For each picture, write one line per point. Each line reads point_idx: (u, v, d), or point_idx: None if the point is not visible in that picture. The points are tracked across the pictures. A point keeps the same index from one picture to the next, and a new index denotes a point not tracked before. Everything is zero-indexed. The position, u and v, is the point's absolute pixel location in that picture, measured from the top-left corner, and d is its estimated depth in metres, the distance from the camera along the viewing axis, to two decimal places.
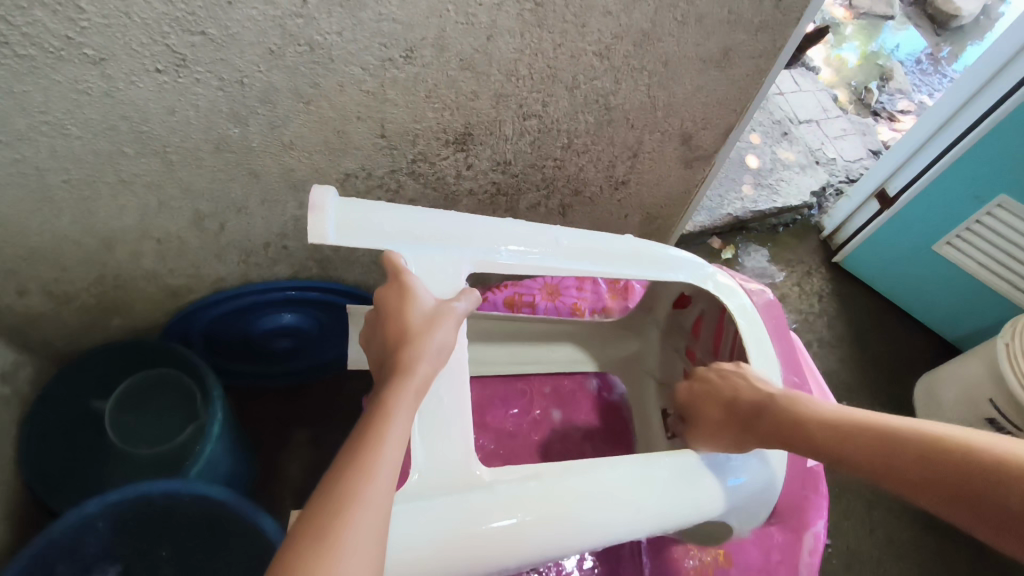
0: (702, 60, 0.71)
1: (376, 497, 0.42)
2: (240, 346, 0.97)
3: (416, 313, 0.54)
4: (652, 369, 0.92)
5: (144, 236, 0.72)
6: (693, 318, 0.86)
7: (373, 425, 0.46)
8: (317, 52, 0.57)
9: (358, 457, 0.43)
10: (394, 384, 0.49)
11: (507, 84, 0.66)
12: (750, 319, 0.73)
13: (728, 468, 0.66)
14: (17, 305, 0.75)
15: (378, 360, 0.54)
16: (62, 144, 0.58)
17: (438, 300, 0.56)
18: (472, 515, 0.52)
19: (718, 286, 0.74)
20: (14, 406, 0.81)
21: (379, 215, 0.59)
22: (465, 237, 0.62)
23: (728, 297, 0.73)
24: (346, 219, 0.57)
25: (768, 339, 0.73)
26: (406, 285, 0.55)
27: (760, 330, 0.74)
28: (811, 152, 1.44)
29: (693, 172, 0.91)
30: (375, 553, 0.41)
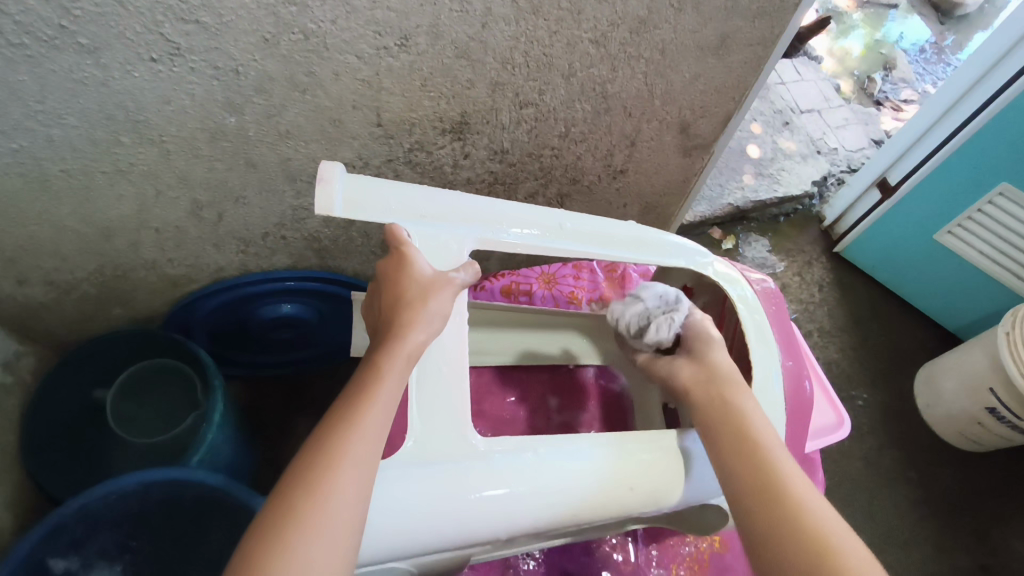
0: (699, 47, 0.70)
1: (353, 467, 0.44)
2: (241, 334, 0.97)
3: (413, 284, 0.54)
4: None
5: (142, 226, 0.73)
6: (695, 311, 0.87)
7: (358, 398, 0.48)
8: (311, 40, 0.57)
9: (340, 428, 0.46)
10: (385, 355, 0.50)
11: (503, 72, 0.66)
12: (749, 309, 0.71)
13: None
14: (17, 295, 0.75)
15: (375, 324, 0.55)
16: (59, 133, 0.58)
17: (437, 270, 0.56)
18: (466, 485, 0.52)
19: (719, 274, 0.73)
20: (16, 395, 0.82)
21: (381, 193, 0.58)
22: (465, 217, 0.62)
23: (728, 286, 0.72)
24: (350, 197, 0.56)
25: (768, 323, 0.71)
26: (408, 256, 0.55)
27: (762, 318, 0.71)
28: (813, 141, 1.43)
29: (692, 160, 0.91)
30: (358, 507, 0.44)
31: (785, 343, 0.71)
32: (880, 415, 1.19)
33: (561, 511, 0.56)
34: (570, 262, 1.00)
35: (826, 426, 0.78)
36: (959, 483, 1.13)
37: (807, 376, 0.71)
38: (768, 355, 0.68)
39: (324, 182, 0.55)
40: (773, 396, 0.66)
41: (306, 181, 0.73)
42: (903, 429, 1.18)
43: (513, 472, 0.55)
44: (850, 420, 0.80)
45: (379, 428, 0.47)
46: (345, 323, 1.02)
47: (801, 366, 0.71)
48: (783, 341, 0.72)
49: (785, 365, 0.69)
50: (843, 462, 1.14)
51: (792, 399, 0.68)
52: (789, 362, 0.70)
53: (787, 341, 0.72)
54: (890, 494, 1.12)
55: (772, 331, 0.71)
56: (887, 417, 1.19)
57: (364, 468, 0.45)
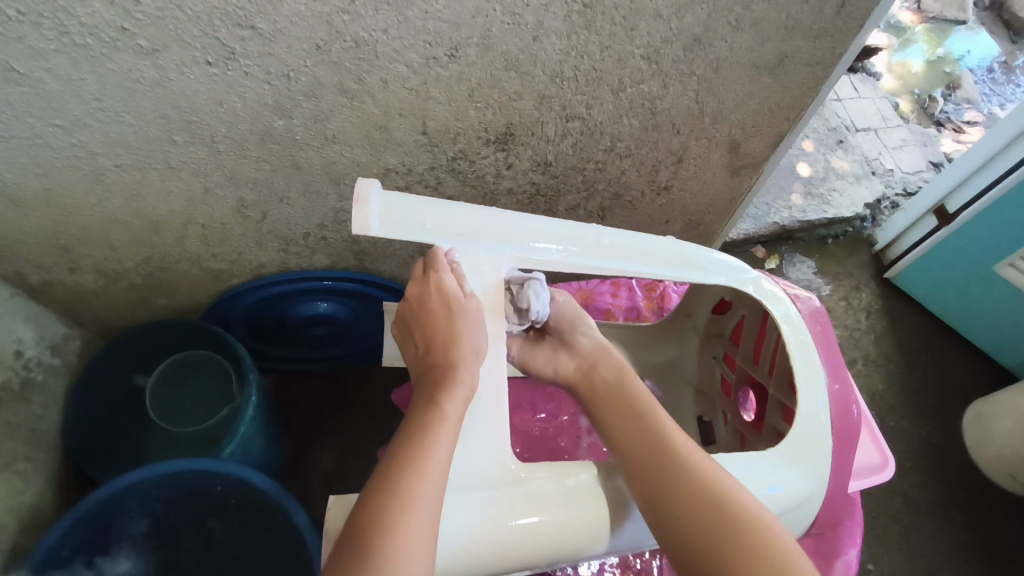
0: (755, 67, 0.68)
1: (424, 511, 0.45)
2: (278, 329, 0.99)
3: (454, 316, 0.56)
4: (690, 380, 0.85)
5: (189, 221, 0.75)
6: (730, 325, 0.79)
7: (420, 440, 0.48)
8: (362, 48, 0.57)
9: (403, 470, 0.46)
10: (441, 394, 0.51)
11: (551, 86, 0.65)
12: (794, 328, 0.68)
13: (760, 476, 0.58)
14: (70, 280, 0.79)
15: (419, 363, 0.57)
16: (116, 130, 0.60)
17: (474, 301, 0.57)
18: (502, 509, 0.52)
19: (760, 290, 0.70)
20: (63, 376, 0.85)
21: (419, 213, 0.58)
22: (505, 233, 0.62)
23: (769, 303, 0.69)
24: (387, 217, 0.56)
25: (813, 344, 0.67)
26: (444, 287, 0.57)
27: (807, 341, 0.68)
28: (867, 161, 1.38)
29: (740, 180, 0.88)
30: (427, 553, 0.44)
31: (831, 366, 0.67)
32: (925, 451, 1.14)
33: (595, 540, 0.54)
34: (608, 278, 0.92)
35: (870, 466, 0.73)
36: (1005, 528, 1.08)
37: (855, 401, 0.67)
38: (816, 379, 0.65)
39: (360, 201, 0.55)
40: (817, 421, 0.63)
41: (349, 185, 0.74)
42: (949, 469, 1.12)
43: (549, 498, 0.54)
44: (894, 459, 0.75)
45: (442, 468, 0.48)
46: (379, 323, 1.03)
47: (849, 390, 0.66)
48: (829, 364, 0.67)
49: (832, 390, 0.65)
50: (882, 498, 1.10)
51: (838, 425, 0.64)
52: (834, 384, 0.66)
53: (834, 364, 0.67)
54: (930, 534, 1.07)
55: (818, 353, 0.67)
56: (934, 454, 1.14)
57: (429, 512, 0.45)
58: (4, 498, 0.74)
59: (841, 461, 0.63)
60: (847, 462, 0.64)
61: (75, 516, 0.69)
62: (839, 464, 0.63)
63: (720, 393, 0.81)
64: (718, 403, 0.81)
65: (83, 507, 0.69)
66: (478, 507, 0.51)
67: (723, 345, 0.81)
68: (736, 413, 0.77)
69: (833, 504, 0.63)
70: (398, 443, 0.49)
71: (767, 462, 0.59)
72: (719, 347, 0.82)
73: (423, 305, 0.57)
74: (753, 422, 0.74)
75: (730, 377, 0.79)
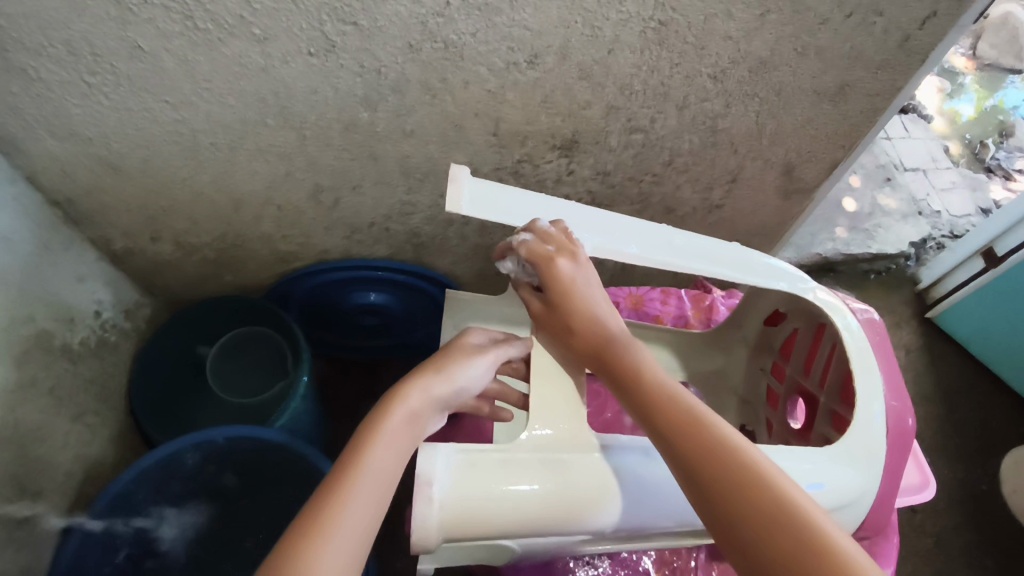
0: (816, 93, 0.71)
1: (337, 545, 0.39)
2: (330, 315, 1.03)
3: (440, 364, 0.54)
4: (736, 388, 0.78)
5: (266, 202, 0.80)
6: (781, 337, 0.74)
7: (353, 466, 0.44)
8: (450, 50, 0.61)
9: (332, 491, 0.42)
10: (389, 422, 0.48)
11: (620, 98, 0.69)
12: (856, 338, 0.62)
13: (811, 469, 0.54)
14: (151, 249, 0.85)
15: None
16: (217, 110, 0.66)
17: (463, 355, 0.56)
18: (546, 475, 0.51)
19: (821, 300, 0.65)
20: (131, 339, 0.90)
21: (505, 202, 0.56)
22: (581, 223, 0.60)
23: (831, 312, 0.64)
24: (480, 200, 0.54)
25: (872, 350, 0.62)
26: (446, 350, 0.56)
27: (867, 348, 0.62)
28: (915, 201, 1.38)
29: (790, 205, 0.90)
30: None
31: (890, 378, 0.61)
32: (959, 495, 1.12)
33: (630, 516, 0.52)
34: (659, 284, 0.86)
35: (910, 487, 0.74)
36: None
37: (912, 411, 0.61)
38: (872, 384, 0.60)
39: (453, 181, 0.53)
40: (870, 424, 0.58)
41: (418, 178, 0.78)
42: (984, 515, 1.11)
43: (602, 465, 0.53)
44: (935, 483, 0.75)
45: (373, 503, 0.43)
46: (426, 317, 1.06)
47: (906, 406, 0.61)
48: (887, 374, 0.62)
49: (889, 401, 0.60)
50: (913, 538, 1.08)
51: (891, 433, 0.59)
52: (890, 393, 0.60)
53: (891, 372, 0.62)
54: None
55: (876, 358, 0.62)
56: (968, 500, 1.12)
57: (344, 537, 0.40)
58: (73, 446, 0.77)
59: (891, 471, 0.58)
60: (897, 472, 0.58)
61: (138, 470, 0.72)
62: (890, 472, 0.58)
63: (764, 404, 0.75)
64: (761, 413, 0.75)
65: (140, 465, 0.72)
66: (525, 471, 0.50)
67: (770, 355, 0.75)
68: (783, 423, 0.70)
69: (880, 513, 0.58)
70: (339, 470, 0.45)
71: (819, 457, 0.55)
72: (767, 358, 0.75)
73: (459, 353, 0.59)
74: (800, 433, 0.69)
75: (775, 386, 0.73)
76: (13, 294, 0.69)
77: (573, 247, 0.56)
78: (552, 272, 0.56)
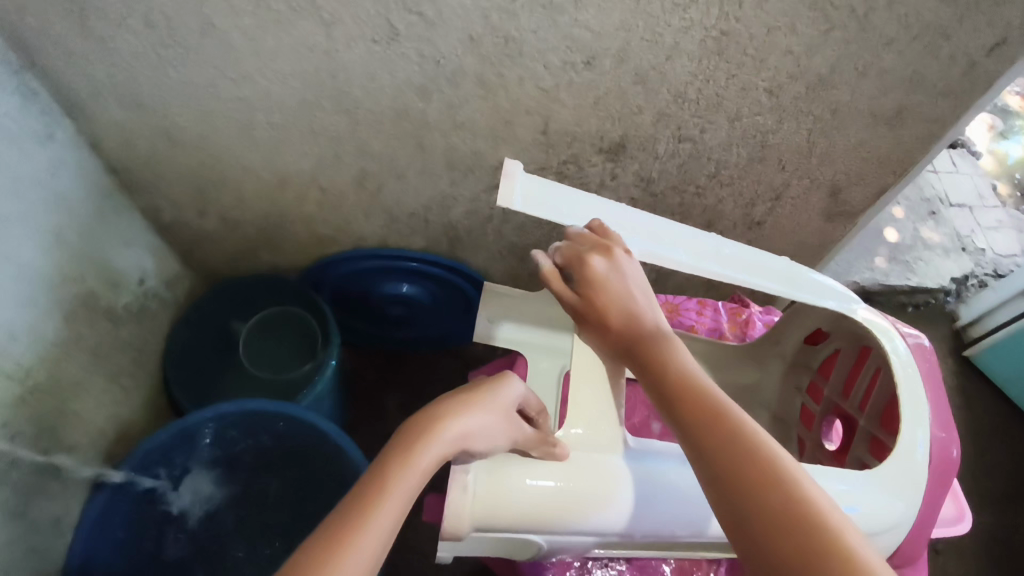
0: (872, 115, 0.70)
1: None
2: (360, 303, 1.04)
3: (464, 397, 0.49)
4: (768, 404, 0.74)
5: (312, 184, 0.81)
6: (819, 357, 0.71)
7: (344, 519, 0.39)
8: (509, 45, 0.62)
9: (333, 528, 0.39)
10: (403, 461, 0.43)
11: (672, 105, 0.69)
12: (905, 368, 0.60)
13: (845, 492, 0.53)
14: (197, 222, 0.87)
15: None
16: (276, 89, 0.67)
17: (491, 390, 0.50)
18: (571, 472, 0.51)
19: (870, 323, 0.62)
20: (169, 308, 0.92)
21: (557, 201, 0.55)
22: (630, 226, 0.58)
23: (880, 337, 0.61)
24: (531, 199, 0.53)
25: (921, 380, 0.60)
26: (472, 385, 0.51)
27: (915, 376, 0.60)
28: (958, 237, 1.35)
29: (833, 227, 0.89)
30: None
31: (936, 408, 0.60)
32: (984, 541, 1.08)
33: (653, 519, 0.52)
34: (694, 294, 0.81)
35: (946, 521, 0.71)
36: None
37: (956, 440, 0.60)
38: (919, 415, 0.58)
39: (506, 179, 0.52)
40: (913, 455, 0.56)
41: (463, 172, 0.79)
42: (1009, 565, 1.07)
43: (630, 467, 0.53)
44: (972, 521, 0.72)
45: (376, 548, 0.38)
46: (453, 313, 1.07)
47: (953, 438, 0.59)
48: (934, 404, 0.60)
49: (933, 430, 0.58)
50: None
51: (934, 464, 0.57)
52: (935, 420, 0.59)
53: (938, 401, 0.60)
54: None
55: (924, 388, 0.60)
56: (994, 547, 1.08)
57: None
58: (108, 407, 0.79)
59: (929, 502, 0.57)
60: (935, 502, 0.57)
61: (170, 433, 0.75)
62: (930, 503, 0.56)
63: (799, 424, 0.72)
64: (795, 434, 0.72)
65: (172, 429, 0.75)
66: (550, 466, 0.51)
67: (807, 374, 0.72)
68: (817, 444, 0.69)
69: (914, 545, 0.57)
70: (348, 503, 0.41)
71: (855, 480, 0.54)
72: (804, 377, 0.73)
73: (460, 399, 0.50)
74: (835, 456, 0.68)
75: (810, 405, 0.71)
76: (67, 253, 0.71)
77: (608, 244, 0.54)
78: (585, 266, 0.52)
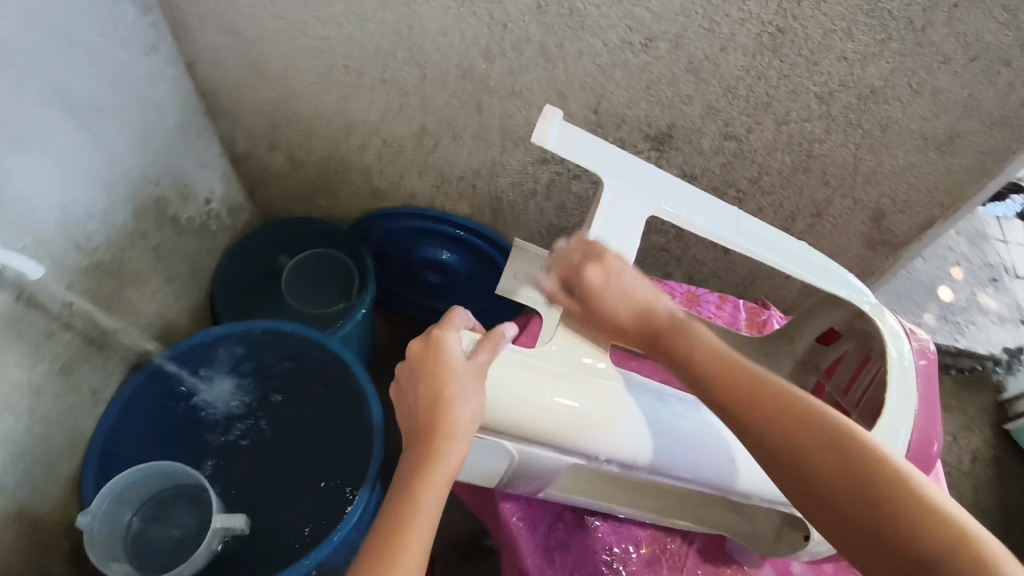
0: (923, 137, 0.70)
1: None
2: (400, 263, 1.09)
3: (439, 385, 0.49)
4: None
5: (375, 133, 0.87)
6: (830, 358, 0.67)
7: (383, 553, 0.44)
8: (573, 17, 0.66)
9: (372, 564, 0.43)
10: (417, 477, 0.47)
11: (722, 99, 0.71)
12: (902, 372, 0.56)
13: None
14: (266, 156, 0.95)
15: (406, 424, 0.51)
16: (357, 34, 0.74)
17: (462, 368, 0.50)
18: (548, 385, 0.52)
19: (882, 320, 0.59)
20: (227, 233, 1.00)
21: (588, 146, 0.56)
22: (650, 181, 0.58)
23: (889, 339, 0.58)
24: (565, 141, 0.55)
25: (914, 372, 0.56)
26: (439, 354, 0.50)
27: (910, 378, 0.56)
28: (1019, 308, 1.30)
29: (874, 255, 0.88)
30: None
31: (925, 404, 0.56)
32: None
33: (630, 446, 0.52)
34: (713, 290, 0.81)
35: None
36: None
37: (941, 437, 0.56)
38: (906, 410, 0.54)
39: (544, 120, 0.54)
40: (893, 447, 0.53)
41: (515, 141, 0.83)
42: None
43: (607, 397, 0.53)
44: None
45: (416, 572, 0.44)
46: (485, 288, 1.11)
47: (933, 433, 0.55)
48: (924, 399, 0.56)
49: (917, 424, 0.55)
50: None
51: (912, 461, 0.54)
52: (921, 415, 0.55)
53: (929, 398, 0.56)
54: None
55: (917, 383, 0.56)
56: None
57: None
58: (158, 303, 0.85)
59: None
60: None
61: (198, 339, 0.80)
62: None
63: None
64: None
65: (199, 337, 0.80)
66: (529, 376, 0.51)
67: (814, 374, 0.68)
68: None
69: None
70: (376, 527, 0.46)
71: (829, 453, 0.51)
72: (810, 377, 0.69)
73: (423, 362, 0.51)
74: None
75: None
76: (151, 155, 0.79)
77: (599, 250, 0.56)
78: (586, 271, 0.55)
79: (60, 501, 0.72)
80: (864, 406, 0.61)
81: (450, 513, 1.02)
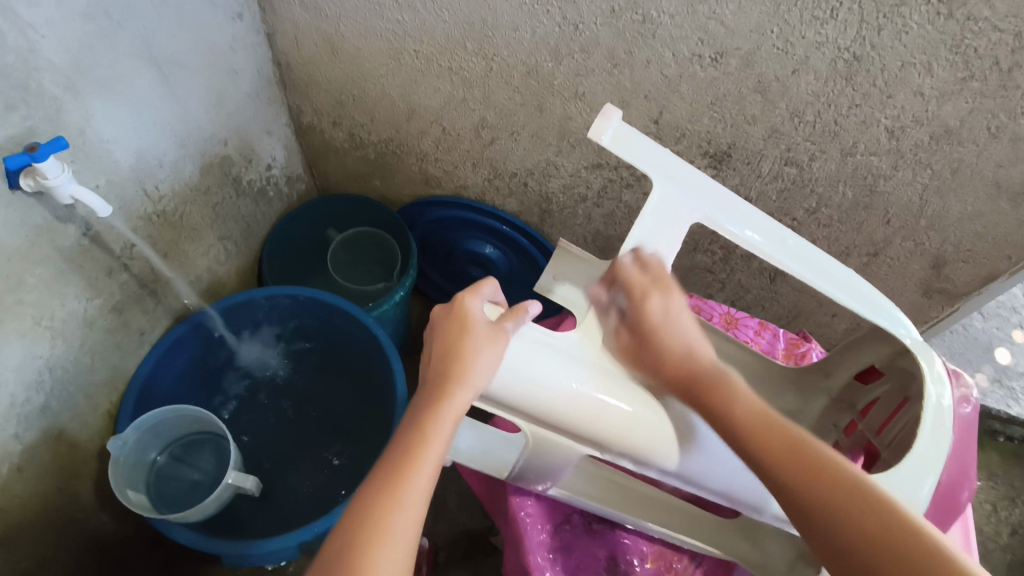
0: (996, 185, 0.67)
1: (396, 541, 0.42)
2: (445, 252, 1.11)
3: (462, 336, 0.49)
4: None
5: (435, 121, 0.89)
6: (866, 398, 0.65)
7: (389, 476, 0.44)
8: (645, 25, 0.66)
9: (380, 492, 0.43)
10: (430, 415, 0.47)
11: (787, 123, 0.69)
12: (937, 419, 0.53)
13: None
14: (329, 132, 0.98)
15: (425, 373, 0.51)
16: (431, 21, 0.75)
17: (486, 323, 0.50)
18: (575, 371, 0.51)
19: (924, 356, 0.57)
20: (282, 202, 1.03)
21: (648, 149, 0.55)
22: (707, 190, 0.57)
23: (929, 382, 0.55)
24: (624, 142, 0.54)
25: (951, 416, 0.54)
26: (464, 310, 0.51)
27: (944, 428, 0.53)
28: None
29: (929, 303, 0.85)
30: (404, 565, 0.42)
31: (958, 451, 0.54)
32: None
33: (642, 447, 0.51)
34: (753, 315, 0.80)
35: None
36: None
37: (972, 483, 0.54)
38: (940, 454, 0.52)
39: (603, 118, 0.53)
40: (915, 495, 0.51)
41: (572, 144, 0.83)
42: None
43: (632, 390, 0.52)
44: None
45: (418, 503, 0.43)
46: (525, 285, 1.12)
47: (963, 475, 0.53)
48: (958, 446, 0.54)
49: (946, 469, 0.53)
50: None
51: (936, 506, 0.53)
52: (953, 459, 0.53)
53: (962, 447, 0.54)
54: None
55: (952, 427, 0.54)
56: None
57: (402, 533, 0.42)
58: (210, 260, 0.89)
59: None
60: None
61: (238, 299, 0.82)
62: None
63: None
64: None
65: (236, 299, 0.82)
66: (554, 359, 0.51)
67: (848, 413, 0.67)
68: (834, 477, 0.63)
69: None
70: (385, 457, 0.46)
71: None
72: (845, 415, 0.67)
73: (442, 328, 0.51)
74: None
75: (842, 443, 0.66)
76: (223, 118, 0.82)
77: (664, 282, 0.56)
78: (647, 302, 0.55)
79: (97, 432, 0.76)
80: (893, 447, 0.59)
81: (461, 504, 1.03)
